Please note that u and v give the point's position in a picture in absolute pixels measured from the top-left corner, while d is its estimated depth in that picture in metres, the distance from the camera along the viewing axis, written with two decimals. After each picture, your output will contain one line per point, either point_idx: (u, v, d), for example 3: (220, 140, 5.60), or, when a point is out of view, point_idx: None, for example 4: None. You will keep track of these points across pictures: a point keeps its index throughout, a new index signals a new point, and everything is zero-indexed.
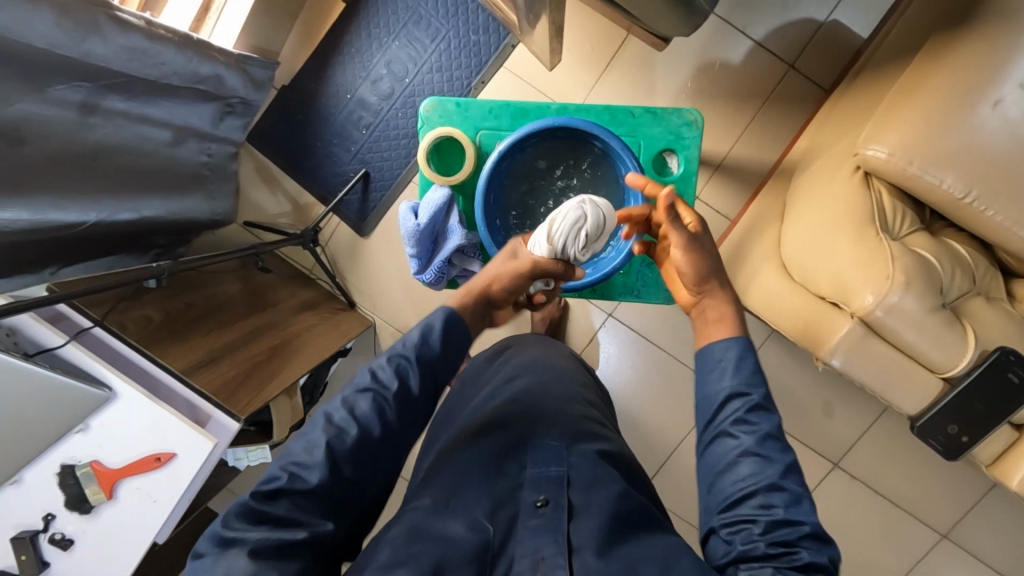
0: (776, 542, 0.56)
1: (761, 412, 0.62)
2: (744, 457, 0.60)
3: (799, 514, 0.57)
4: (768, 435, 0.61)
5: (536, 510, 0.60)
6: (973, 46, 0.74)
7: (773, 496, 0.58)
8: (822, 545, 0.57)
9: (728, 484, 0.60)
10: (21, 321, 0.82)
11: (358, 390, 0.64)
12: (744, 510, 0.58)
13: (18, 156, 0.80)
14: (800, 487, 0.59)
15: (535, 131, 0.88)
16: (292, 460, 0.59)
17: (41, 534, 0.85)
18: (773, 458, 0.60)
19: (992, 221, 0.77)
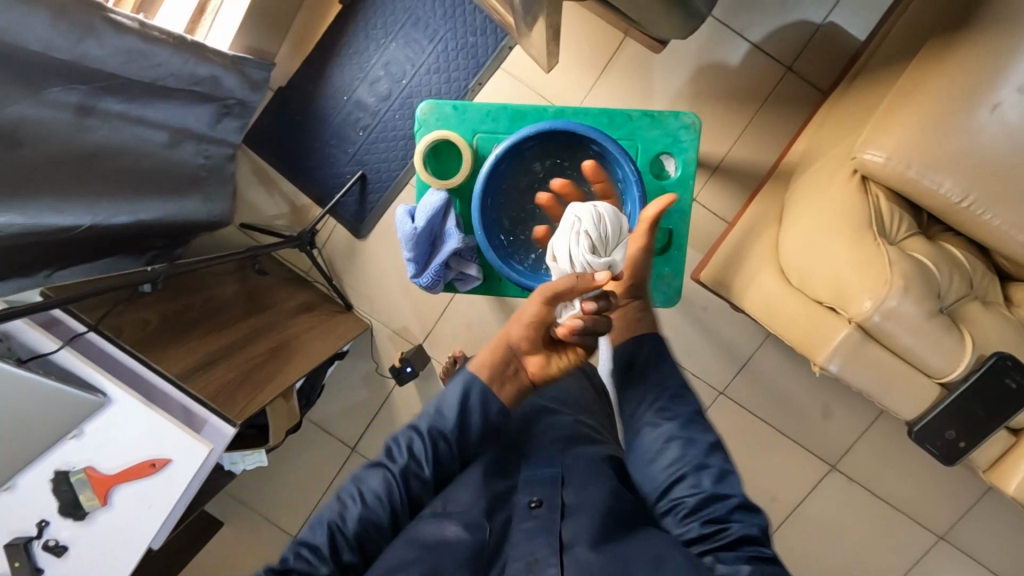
0: (708, 520, 0.64)
1: (681, 405, 0.74)
2: (670, 444, 0.70)
3: (726, 490, 0.66)
4: (688, 423, 0.72)
5: (530, 511, 0.61)
6: (970, 51, 0.74)
7: (701, 478, 0.67)
8: (752, 518, 0.65)
9: (660, 471, 0.70)
10: (15, 326, 0.81)
11: (372, 470, 0.63)
12: (679, 494, 0.68)
13: (14, 158, 0.79)
14: (723, 465, 0.69)
15: (532, 134, 0.88)
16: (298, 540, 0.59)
17: (35, 540, 0.84)
18: (695, 442, 0.70)
19: (989, 225, 0.77)
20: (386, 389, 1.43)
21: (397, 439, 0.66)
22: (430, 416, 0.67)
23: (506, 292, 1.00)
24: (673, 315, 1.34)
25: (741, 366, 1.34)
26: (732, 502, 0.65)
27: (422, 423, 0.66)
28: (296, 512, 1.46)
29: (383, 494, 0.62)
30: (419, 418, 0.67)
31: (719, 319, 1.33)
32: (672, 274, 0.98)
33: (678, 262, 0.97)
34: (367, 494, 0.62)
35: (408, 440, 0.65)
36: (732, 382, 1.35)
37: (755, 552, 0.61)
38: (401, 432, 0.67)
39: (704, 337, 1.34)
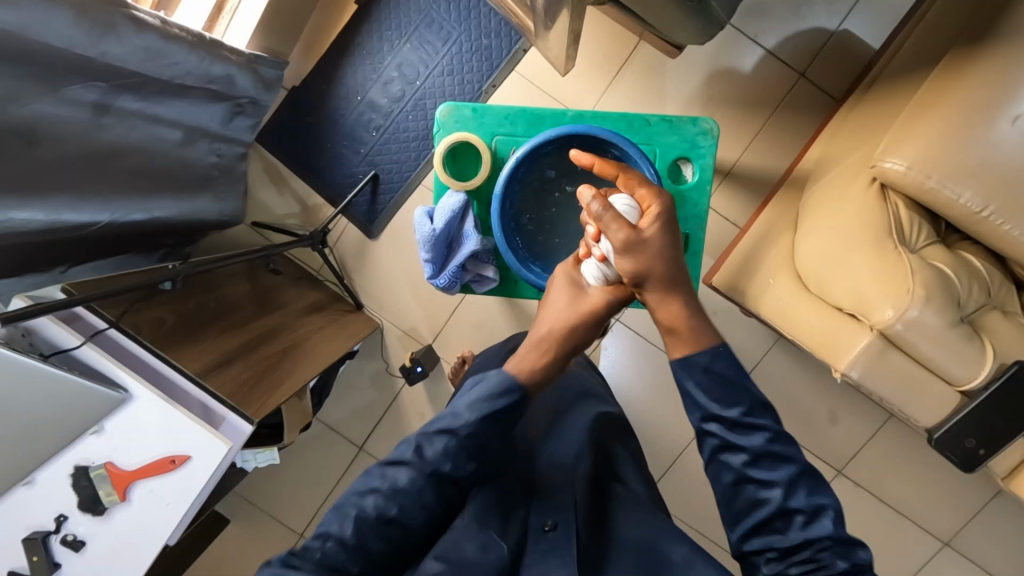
0: (801, 560, 0.59)
1: (760, 414, 0.62)
2: (745, 484, 0.62)
3: (817, 529, 0.59)
4: (762, 454, 0.61)
5: (545, 533, 0.66)
6: (992, 63, 0.74)
7: (785, 520, 0.60)
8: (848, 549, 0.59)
9: (741, 513, 0.62)
10: (37, 323, 0.82)
11: (403, 466, 0.63)
12: (760, 536, 0.61)
13: (35, 155, 0.80)
14: (812, 498, 0.60)
15: (551, 138, 0.89)
16: (332, 522, 0.62)
17: (52, 535, 0.84)
18: (773, 480, 0.60)
19: (1007, 235, 0.78)
20: (394, 388, 1.44)
21: (431, 433, 0.64)
22: (465, 418, 0.63)
23: (523, 294, 1.01)
24: None
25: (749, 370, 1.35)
26: (826, 543, 0.59)
27: (457, 426, 0.63)
28: (302, 511, 1.47)
29: (411, 490, 0.62)
30: (454, 416, 0.63)
31: (727, 323, 1.34)
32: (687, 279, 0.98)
33: (694, 267, 0.97)
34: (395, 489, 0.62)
35: (439, 444, 0.62)
36: None
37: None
38: (432, 429, 0.64)
39: None
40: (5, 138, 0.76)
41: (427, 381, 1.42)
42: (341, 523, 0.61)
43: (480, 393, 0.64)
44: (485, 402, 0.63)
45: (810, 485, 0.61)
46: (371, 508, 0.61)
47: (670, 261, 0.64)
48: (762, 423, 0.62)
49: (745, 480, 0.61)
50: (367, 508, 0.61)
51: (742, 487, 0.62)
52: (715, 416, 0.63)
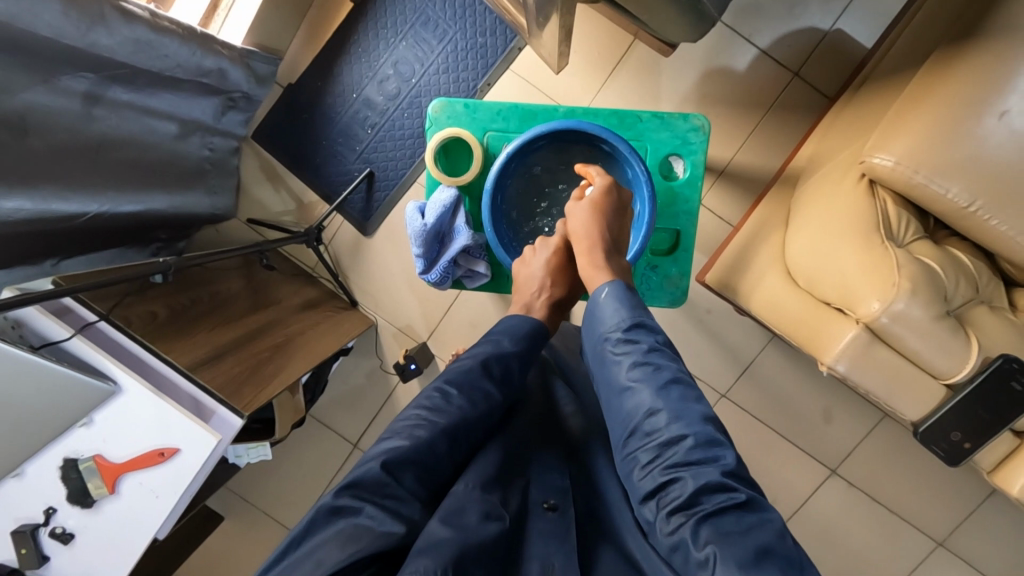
0: (669, 465, 0.58)
1: (642, 331, 0.66)
2: (623, 392, 0.63)
3: (681, 429, 0.58)
4: (637, 362, 0.63)
5: (545, 513, 0.64)
6: (982, 58, 0.74)
7: (654, 422, 0.60)
8: (714, 456, 0.57)
9: (620, 424, 0.63)
10: (26, 314, 0.82)
11: (470, 375, 0.68)
12: (634, 445, 0.61)
13: (24, 147, 0.80)
14: (680, 402, 0.60)
15: (543, 134, 0.89)
16: (410, 428, 0.62)
17: (42, 527, 0.85)
18: (645, 383, 0.61)
19: (995, 230, 0.78)
20: (389, 385, 1.44)
21: (487, 345, 0.72)
22: (514, 338, 0.74)
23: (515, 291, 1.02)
24: (677, 317, 1.35)
25: (743, 368, 1.35)
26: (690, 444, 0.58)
27: (512, 348, 0.73)
28: (297, 507, 1.46)
29: (486, 399, 0.68)
30: (507, 342, 0.73)
31: (722, 321, 1.34)
32: (679, 276, 0.99)
33: (685, 264, 0.98)
34: (467, 391, 0.67)
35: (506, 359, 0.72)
36: (735, 385, 1.35)
37: (724, 500, 0.55)
38: (486, 345, 0.72)
39: (708, 339, 1.34)
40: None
41: (422, 378, 1.42)
42: (423, 424, 0.62)
43: (521, 319, 0.76)
44: (529, 334, 0.76)
45: (683, 392, 0.61)
46: (455, 413, 0.65)
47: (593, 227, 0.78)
48: (641, 337, 0.65)
49: (621, 388, 0.63)
50: (442, 411, 0.64)
51: (619, 397, 0.63)
52: (601, 330, 0.67)
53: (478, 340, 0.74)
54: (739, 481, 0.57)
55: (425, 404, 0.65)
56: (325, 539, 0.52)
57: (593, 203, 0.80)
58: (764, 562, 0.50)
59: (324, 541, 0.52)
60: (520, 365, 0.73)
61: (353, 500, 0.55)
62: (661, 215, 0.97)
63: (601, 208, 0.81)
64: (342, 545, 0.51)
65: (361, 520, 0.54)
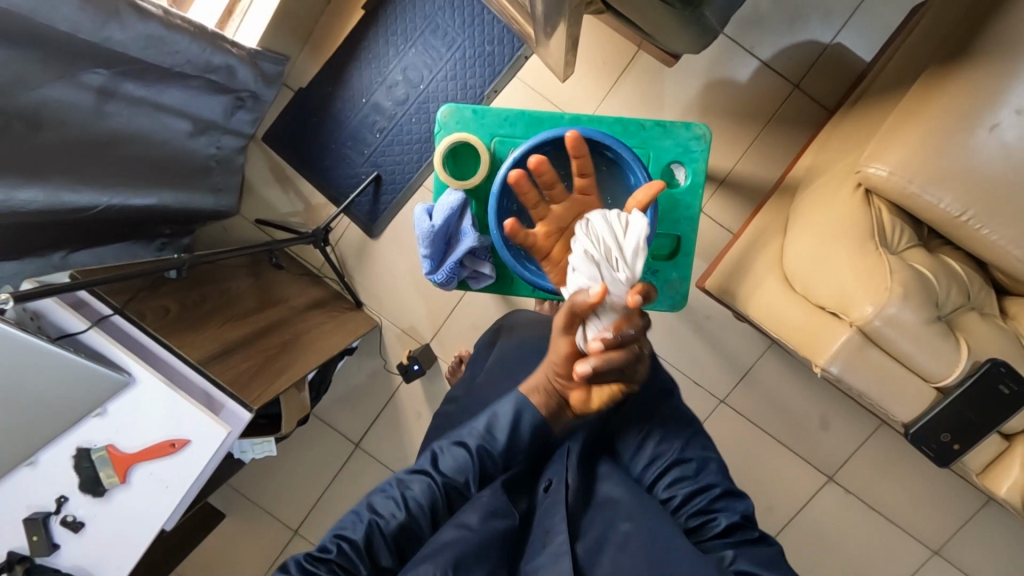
0: (697, 509, 0.72)
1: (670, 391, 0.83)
2: (655, 442, 0.78)
3: (708, 481, 0.74)
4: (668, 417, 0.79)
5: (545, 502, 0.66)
6: (972, 74, 0.77)
7: (683, 470, 0.75)
8: (733, 505, 0.73)
9: (650, 468, 0.77)
10: (43, 304, 0.84)
11: (417, 475, 0.70)
12: (666, 489, 0.75)
13: (38, 139, 0.82)
14: (702, 457, 0.76)
15: (549, 139, 0.92)
16: (341, 533, 0.65)
17: (53, 516, 0.87)
18: (676, 438, 0.78)
19: (987, 239, 0.80)
20: (392, 386, 1.46)
21: (445, 449, 0.72)
22: (479, 435, 0.71)
23: (519, 292, 1.04)
24: (677, 323, 1.37)
25: (743, 374, 1.37)
26: (715, 492, 0.73)
27: (474, 434, 0.72)
28: (298, 504, 1.48)
29: (426, 502, 0.68)
30: (473, 426, 0.72)
31: (722, 327, 1.36)
32: (679, 280, 1.01)
33: (685, 269, 1.01)
34: (408, 498, 0.67)
35: (456, 452, 0.71)
36: (734, 391, 1.37)
37: (744, 536, 0.69)
38: (447, 444, 0.72)
39: (706, 346, 1.36)
40: (9, 121, 0.78)
41: (425, 379, 1.44)
42: (354, 524, 0.66)
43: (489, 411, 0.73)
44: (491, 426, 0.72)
45: (701, 446, 0.78)
46: (386, 518, 0.66)
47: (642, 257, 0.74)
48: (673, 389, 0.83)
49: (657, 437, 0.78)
50: (380, 513, 0.66)
51: (651, 446, 0.78)
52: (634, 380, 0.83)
53: (442, 438, 0.73)
54: (752, 523, 0.72)
55: (364, 505, 0.68)
56: None
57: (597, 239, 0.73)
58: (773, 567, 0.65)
59: None
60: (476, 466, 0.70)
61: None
62: (663, 221, 1.00)
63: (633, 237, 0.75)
64: None
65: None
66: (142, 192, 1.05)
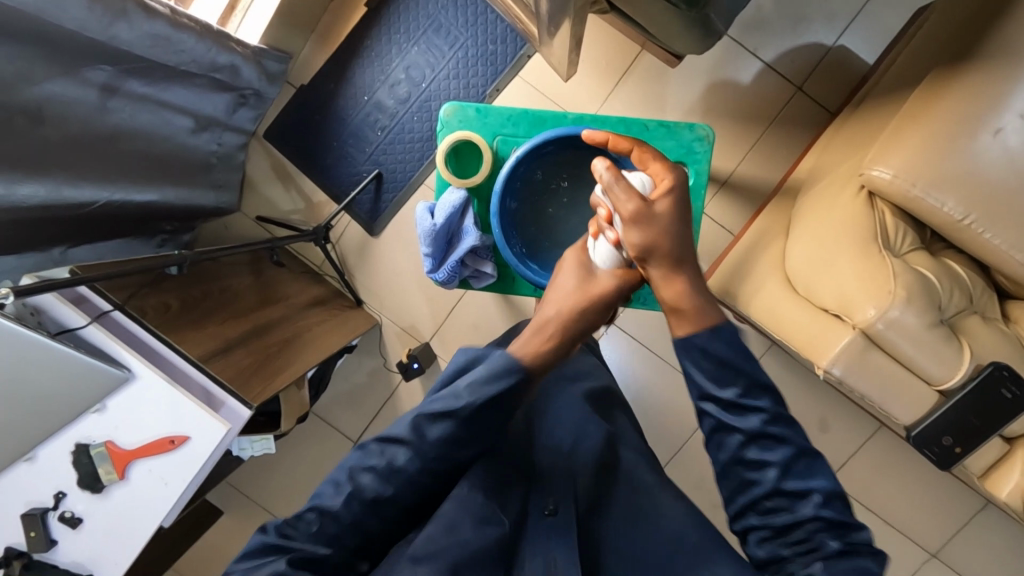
0: (793, 543, 0.60)
1: (757, 395, 0.62)
2: (742, 465, 0.62)
3: (805, 510, 0.60)
4: (758, 436, 0.61)
5: (544, 517, 0.69)
6: (976, 78, 0.77)
7: (775, 500, 0.61)
8: (843, 533, 0.59)
9: (735, 492, 0.63)
10: (44, 300, 0.83)
11: (395, 442, 0.61)
12: (752, 517, 0.62)
13: (40, 134, 0.82)
14: (804, 479, 0.60)
15: (551, 139, 0.92)
16: (332, 491, 0.61)
17: (51, 511, 0.86)
18: (766, 462, 0.61)
19: (988, 244, 0.80)
20: (391, 384, 1.45)
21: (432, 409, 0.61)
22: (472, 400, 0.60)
23: (520, 291, 1.04)
24: None
25: None
26: (817, 523, 0.59)
27: (463, 406, 0.60)
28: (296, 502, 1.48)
29: (410, 474, 0.61)
30: (462, 397, 0.60)
31: None
32: None
33: None
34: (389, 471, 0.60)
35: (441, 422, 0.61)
36: None
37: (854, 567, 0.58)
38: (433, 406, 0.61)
39: None
40: (11, 117, 0.77)
41: (425, 377, 1.44)
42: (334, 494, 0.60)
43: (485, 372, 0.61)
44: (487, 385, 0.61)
45: (806, 465, 0.61)
46: (367, 493, 0.60)
47: (680, 240, 0.63)
48: (760, 404, 0.62)
49: (739, 459, 0.62)
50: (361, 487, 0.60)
51: (736, 469, 0.63)
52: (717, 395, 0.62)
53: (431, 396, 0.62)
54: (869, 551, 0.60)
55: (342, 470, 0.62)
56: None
57: (649, 228, 0.62)
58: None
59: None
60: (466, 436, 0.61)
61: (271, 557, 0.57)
62: None
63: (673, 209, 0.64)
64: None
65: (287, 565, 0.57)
66: (143, 188, 1.04)
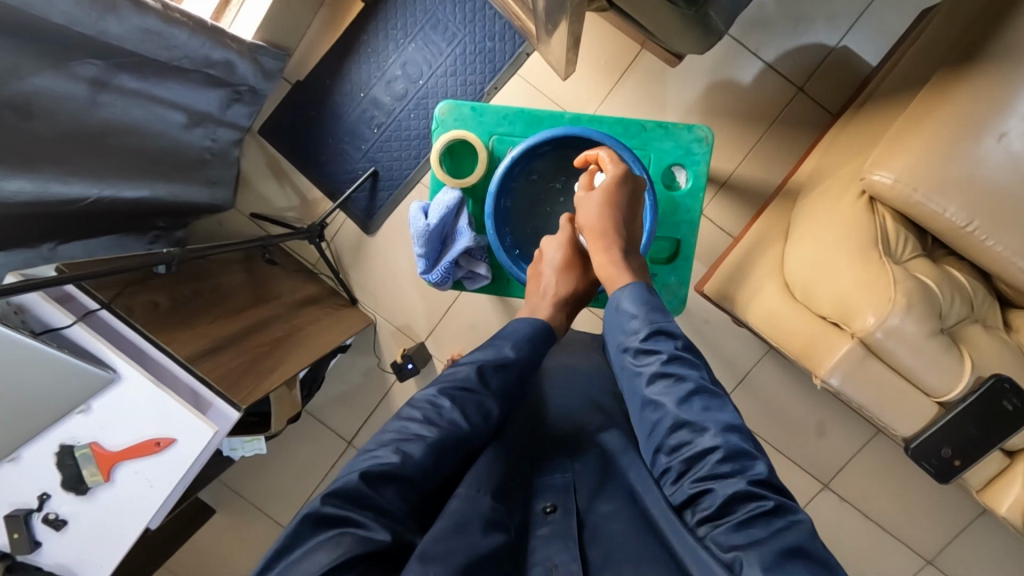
0: (698, 480, 0.58)
1: (662, 337, 0.65)
2: (647, 405, 0.63)
3: (706, 443, 0.59)
4: (658, 373, 0.63)
5: (545, 516, 0.65)
6: (982, 81, 0.75)
7: (678, 436, 0.60)
8: (744, 468, 0.57)
9: (647, 436, 0.63)
10: (29, 300, 0.82)
11: (464, 385, 0.66)
12: (664, 458, 0.62)
13: (27, 129, 0.80)
14: (704, 412, 0.60)
15: (547, 139, 0.90)
16: (399, 441, 0.60)
17: (35, 513, 0.85)
18: (665, 398, 0.62)
19: (991, 250, 0.79)
20: (385, 384, 1.44)
21: (487, 352, 0.70)
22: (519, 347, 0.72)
23: (513, 294, 1.03)
24: None
25: (739, 379, 1.35)
26: (715, 456, 0.58)
27: (513, 356, 0.71)
28: (288, 502, 1.47)
29: (482, 412, 0.66)
30: (509, 349, 0.71)
31: (720, 331, 1.34)
32: (677, 284, 1.00)
33: (683, 273, 0.99)
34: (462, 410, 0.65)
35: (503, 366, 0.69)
36: (731, 395, 1.36)
37: (756, 508, 0.54)
38: (489, 352, 0.70)
39: (705, 350, 1.35)
40: None
41: (419, 378, 1.43)
42: (416, 438, 0.61)
43: (524, 328, 0.74)
44: (528, 338, 0.74)
45: (708, 401, 0.61)
46: (448, 426, 0.63)
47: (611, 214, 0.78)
48: (658, 346, 0.64)
49: (645, 401, 0.63)
50: (437, 421, 0.63)
51: (643, 411, 0.63)
52: (623, 339, 0.67)
53: (480, 342, 0.72)
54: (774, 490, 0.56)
55: (410, 413, 0.64)
56: (304, 553, 0.51)
57: (605, 191, 0.79)
58: (801, 568, 0.49)
59: (305, 552, 0.51)
60: (520, 374, 0.71)
61: (339, 519, 0.53)
62: (662, 223, 0.98)
63: (609, 191, 0.79)
64: (331, 554, 0.50)
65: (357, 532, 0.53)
66: (135, 184, 1.03)
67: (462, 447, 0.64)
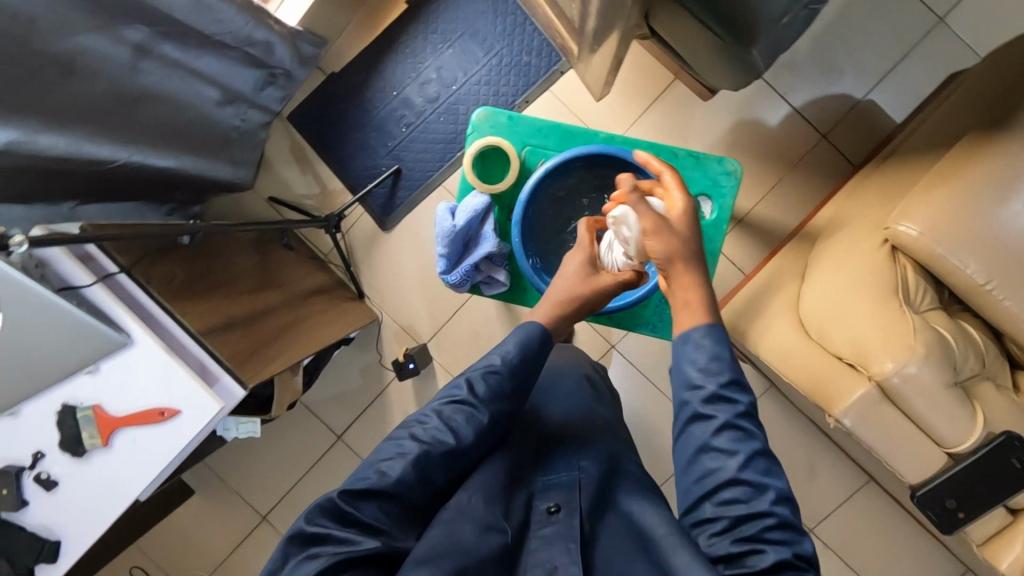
0: (742, 540, 0.59)
1: (737, 389, 0.64)
2: (707, 452, 0.62)
3: (761, 505, 0.59)
4: (727, 425, 0.62)
5: (549, 516, 0.66)
6: (1012, 146, 0.77)
7: (733, 491, 0.61)
8: (791, 539, 0.59)
9: (695, 478, 0.63)
10: (51, 254, 0.81)
11: (452, 401, 0.68)
12: (708, 507, 0.62)
13: (69, 86, 0.81)
14: (764, 476, 0.61)
15: (580, 156, 0.92)
16: (383, 462, 0.63)
17: (27, 471, 0.85)
18: (732, 451, 0.61)
19: (1005, 309, 0.80)
20: (383, 381, 1.44)
21: (478, 366, 0.71)
22: (509, 356, 0.72)
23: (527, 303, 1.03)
24: None
25: None
26: (767, 522, 0.59)
27: (501, 365, 0.71)
28: (272, 490, 1.45)
29: (469, 422, 0.67)
30: (497, 359, 0.71)
31: None
32: None
33: None
34: (449, 424, 0.67)
35: (489, 377, 0.70)
36: None
37: None
38: (478, 365, 0.71)
39: None
40: (42, 66, 0.76)
41: (418, 379, 1.42)
42: (399, 455, 0.63)
43: (518, 331, 0.74)
44: (523, 346, 0.73)
45: (769, 465, 0.62)
46: (432, 440, 0.65)
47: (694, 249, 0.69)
48: (735, 398, 0.63)
49: (705, 448, 0.63)
50: (423, 437, 0.65)
51: (700, 456, 0.63)
52: (694, 382, 0.65)
53: (473, 356, 0.73)
54: (808, 565, 0.60)
55: (396, 434, 0.67)
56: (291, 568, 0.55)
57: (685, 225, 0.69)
58: None
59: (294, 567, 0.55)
60: (512, 382, 0.71)
61: (324, 535, 0.57)
62: None
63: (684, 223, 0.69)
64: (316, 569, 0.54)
65: (341, 547, 0.56)
66: (163, 153, 1.03)
67: (452, 460, 0.66)
